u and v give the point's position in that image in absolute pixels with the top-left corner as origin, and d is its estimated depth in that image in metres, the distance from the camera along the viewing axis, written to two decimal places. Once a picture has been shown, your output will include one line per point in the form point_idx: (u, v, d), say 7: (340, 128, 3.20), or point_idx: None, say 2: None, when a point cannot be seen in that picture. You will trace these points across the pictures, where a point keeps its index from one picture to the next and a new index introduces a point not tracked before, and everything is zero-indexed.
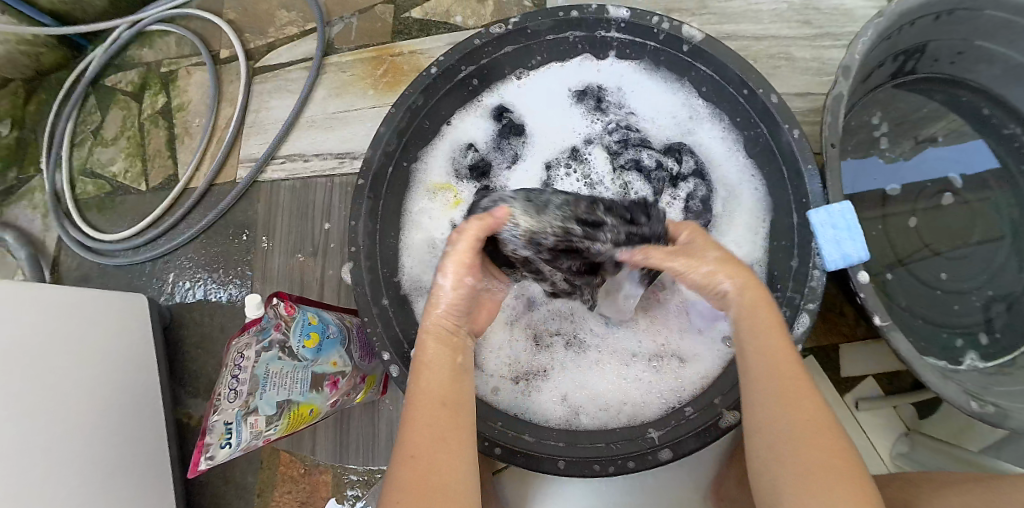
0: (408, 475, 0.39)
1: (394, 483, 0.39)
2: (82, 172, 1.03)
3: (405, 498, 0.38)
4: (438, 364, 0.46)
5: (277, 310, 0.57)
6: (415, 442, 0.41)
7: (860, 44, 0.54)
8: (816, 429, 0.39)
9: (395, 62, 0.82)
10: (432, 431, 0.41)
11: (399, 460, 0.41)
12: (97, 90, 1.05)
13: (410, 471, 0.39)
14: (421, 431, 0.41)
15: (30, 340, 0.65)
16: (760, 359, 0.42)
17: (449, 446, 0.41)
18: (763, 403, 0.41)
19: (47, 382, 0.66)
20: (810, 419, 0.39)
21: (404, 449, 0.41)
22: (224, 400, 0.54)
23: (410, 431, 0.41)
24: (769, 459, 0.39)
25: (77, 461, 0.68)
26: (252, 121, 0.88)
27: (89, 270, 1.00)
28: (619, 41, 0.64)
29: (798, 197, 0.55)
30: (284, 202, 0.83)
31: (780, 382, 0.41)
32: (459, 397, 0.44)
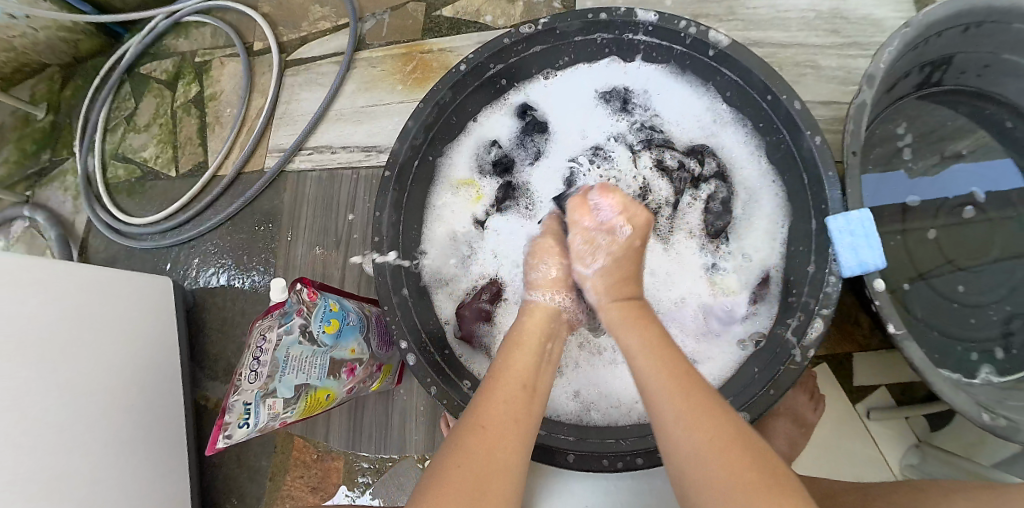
0: (475, 441, 0.40)
1: (454, 449, 0.40)
2: (114, 157, 1.07)
3: (466, 463, 0.39)
4: (526, 351, 0.49)
5: (300, 295, 0.58)
6: (487, 413, 0.42)
7: (886, 53, 0.54)
8: (730, 442, 0.37)
9: (424, 59, 0.83)
10: (507, 406, 0.43)
11: (466, 427, 0.41)
12: (132, 77, 1.09)
13: (478, 439, 0.40)
14: (492, 406, 0.43)
15: (62, 317, 0.68)
16: (655, 377, 0.43)
17: (517, 425, 0.42)
18: (667, 408, 0.41)
19: (77, 359, 0.69)
20: (720, 432, 0.38)
21: (473, 418, 0.42)
22: (245, 380, 0.55)
23: (484, 405, 0.43)
24: (685, 461, 0.38)
25: (103, 438, 0.71)
26: (282, 112, 0.90)
27: (117, 252, 1.03)
28: (646, 44, 0.64)
29: (818, 203, 0.55)
30: (310, 193, 0.85)
31: (675, 396, 0.41)
32: (536, 385, 0.47)
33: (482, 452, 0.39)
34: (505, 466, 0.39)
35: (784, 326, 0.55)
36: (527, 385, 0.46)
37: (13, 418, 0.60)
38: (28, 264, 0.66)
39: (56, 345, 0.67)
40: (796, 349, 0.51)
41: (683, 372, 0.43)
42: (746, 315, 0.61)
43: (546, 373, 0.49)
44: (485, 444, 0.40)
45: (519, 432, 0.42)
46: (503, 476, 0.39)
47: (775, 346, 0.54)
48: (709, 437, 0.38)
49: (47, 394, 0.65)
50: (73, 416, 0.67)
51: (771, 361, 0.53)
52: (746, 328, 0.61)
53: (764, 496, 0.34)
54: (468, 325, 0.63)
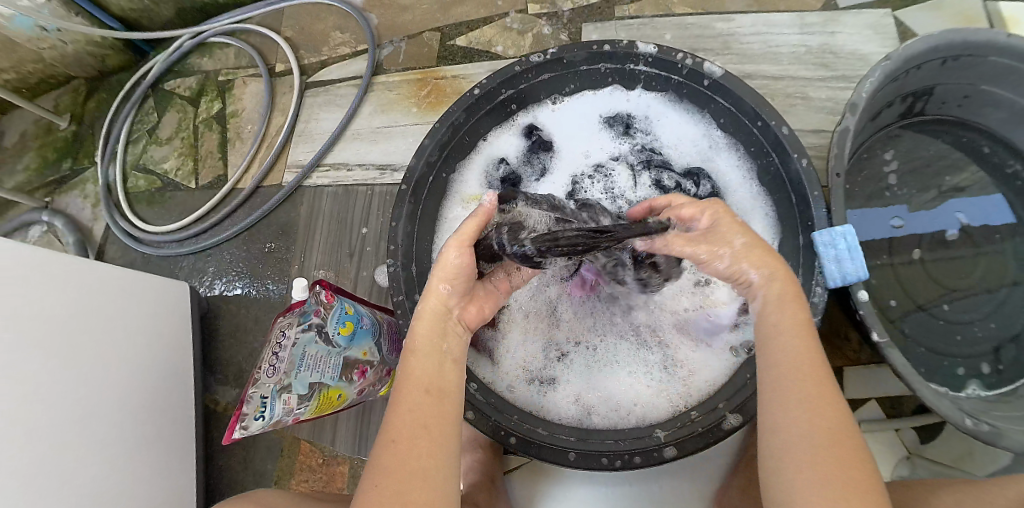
0: (389, 458, 0.41)
1: (372, 470, 0.42)
2: (135, 168, 1.11)
3: (381, 482, 0.40)
4: (424, 352, 0.48)
5: (319, 296, 0.62)
6: (396, 428, 0.43)
7: (868, 84, 0.59)
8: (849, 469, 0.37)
9: (438, 84, 0.89)
10: (413, 417, 0.43)
11: (381, 443, 0.43)
12: (156, 92, 1.14)
13: (391, 455, 0.41)
14: (398, 418, 0.43)
15: (77, 315, 0.71)
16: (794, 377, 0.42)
17: (429, 432, 0.43)
18: (779, 409, 0.42)
19: (87, 355, 0.72)
20: (848, 456, 0.38)
21: (386, 434, 0.43)
22: (263, 374, 0.59)
23: (395, 416, 0.44)
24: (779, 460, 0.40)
25: (108, 433, 0.73)
26: (301, 130, 0.95)
27: (133, 259, 1.07)
28: (646, 74, 0.69)
29: (805, 221, 0.59)
30: (326, 206, 0.89)
31: (814, 403, 0.40)
32: (441, 385, 0.46)
33: (399, 466, 0.40)
34: (423, 475, 0.40)
35: None
36: (434, 387, 0.46)
37: (30, 408, 0.63)
38: (48, 259, 0.69)
39: (70, 338, 0.70)
40: None
41: (824, 379, 0.41)
42: (737, 322, 0.63)
43: (454, 368, 0.49)
44: (399, 457, 0.41)
45: (432, 438, 0.42)
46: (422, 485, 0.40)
47: None
48: (834, 459, 0.38)
49: (63, 387, 0.68)
50: (80, 409, 0.70)
51: (761, 368, 0.56)
52: (737, 335, 0.63)
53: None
54: (473, 329, 0.66)
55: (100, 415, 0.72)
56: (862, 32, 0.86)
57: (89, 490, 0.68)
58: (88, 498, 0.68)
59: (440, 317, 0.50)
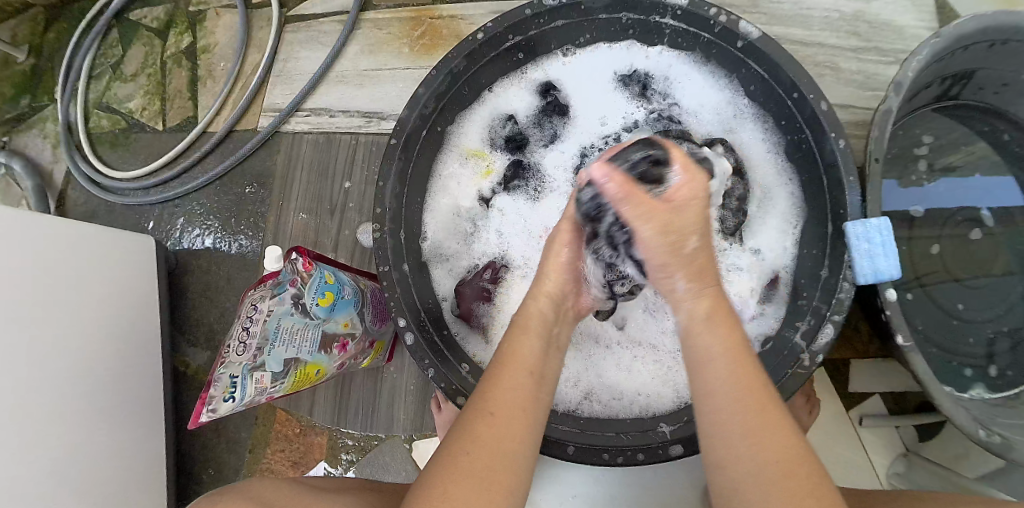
0: (481, 428, 0.37)
1: (458, 437, 0.37)
2: (98, 106, 1.01)
3: (474, 451, 0.36)
4: (534, 335, 0.42)
5: (295, 265, 0.56)
6: (495, 397, 0.38)
7: (914, 62, 0.53)
8: (776, 430, 0.35)
9: (433, 25, 0.79)
10: (513, 392, 0.39)
11: (471, 415, 0.38)
12: (121, 23, 1.02)
13: (483, 429, 0.37)
14: (501, 389, 0.39)
15: (42, 277, 0.64)
16: (708, 358, 0.38)
17: (520, 417, 0.38)
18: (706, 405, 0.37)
19: (55, 318, 0.66)
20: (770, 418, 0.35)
21: (481, 402, 0.38)
22: (233, 352, 0.53)
23: (494, 391, 0.39)
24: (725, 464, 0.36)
25: (78, 403, 0.68)
26: (279, 70, 0.86)
27: (97, 207, 0.98)
28: (672, 28, 0.61)
29: (836, 207, 0.54)
30: (305, 155, 0.81)
31: (731, 383, 0.36)
32: (545, 374, 0.41)
33: (492, 448, 0.36)
34: (509, 462, 0.36)
35: (792, 330, 0.55)
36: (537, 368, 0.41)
37: None
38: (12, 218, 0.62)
39: (32, 305, 0.63)
40: (805, 353, 0.51)
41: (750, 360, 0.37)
42: (755, 313, 0.60)
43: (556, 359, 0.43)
44: (493, 437, 0.36)
45: (527, 423, 0.38)
46: (509, 473, 0.36)
47: (782, 349, 0.54)
48: (757, 428, 0.35)
49: (33, 354, 0.63)
50: (46, 383, 0.64)
51: (778, 365, 0.53)
52: (752, 328, 0.59)
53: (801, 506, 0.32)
54: (467, 303, 0.61)
55: (65, 385, 0.67)
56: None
57: (60, 462, 0.64)
58: (51, 479, 0.63)
59: (547, 331, 0.43)
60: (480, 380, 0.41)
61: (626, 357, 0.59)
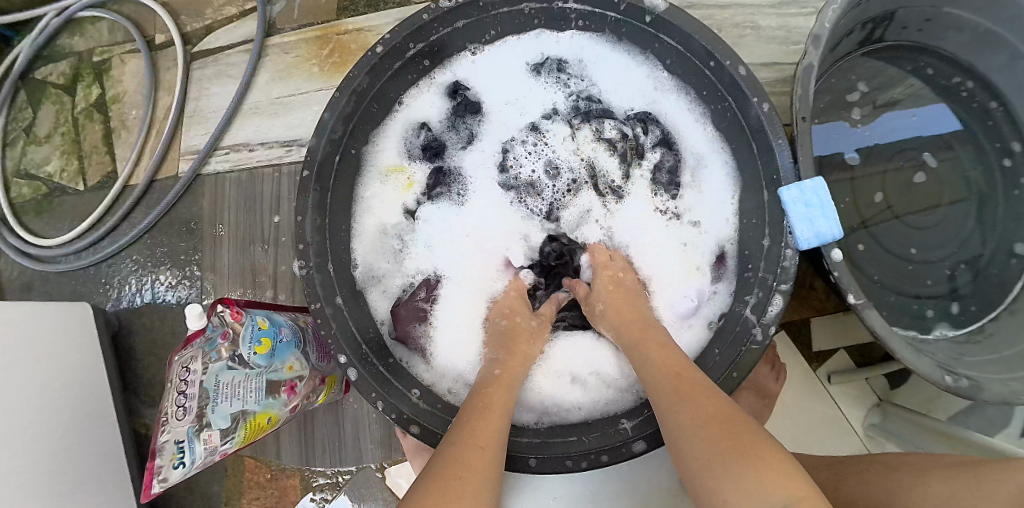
0: (448, 463, 0.39)
1: (429, 471, 0.40)
2: (17, 174, 0.96)
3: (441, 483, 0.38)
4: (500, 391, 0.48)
5: (222, 317, 0.53)
6: (467, 437, 0.42)
7: (830, 11, 0.52)
8: (719, 416, 0.39)
9: (341, 41, 0.77)
10: (486, 434, 0.43)
11: (456, 445, 0.41)
12: (28, 84, 0.97)
13: (431, 482, 0.38)
14: (470, 431, 0.43)
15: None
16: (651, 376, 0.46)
17: (484, 452, 0.41)
18: (661, 405, 0.43)
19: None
20: (710, 407, 0.40)
21: (453, 442, 0.42)
22: (172, 418, 0.51)
23: (445, 448, 0.42)
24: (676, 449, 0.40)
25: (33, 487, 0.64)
26: (192, 110, 0.82)
27: (32, 278, 0.93)
28: (577, 12, 0.60)
29: (769, 174, 0.53)
30: (232, 196, 0.77)
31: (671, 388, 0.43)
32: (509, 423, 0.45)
33: (436, 495, 0.37)
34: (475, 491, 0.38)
35: (742, 303, 0.54)
36: (502, 418, 0.45)
37: None
38: None
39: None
40: (757, 327, 0.50)
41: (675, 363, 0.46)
42: (705, 294, 0.59)
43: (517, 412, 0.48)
44: (439, 487, 0.38)
45: (473, 472, 0.40)
46: (465, 495, 0.37)
47: (735, 324, 0.53)
48: (703, 414, 0.40)
49: None
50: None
51: (733, 340, 0.52)
52: (709, 309, 0.58)
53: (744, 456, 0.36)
54: (404, 325, 0.58)
55: (15, 472, 0.62)
56: None
57: None
58: None
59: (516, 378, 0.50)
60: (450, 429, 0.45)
61: (581, 365, 0.57)
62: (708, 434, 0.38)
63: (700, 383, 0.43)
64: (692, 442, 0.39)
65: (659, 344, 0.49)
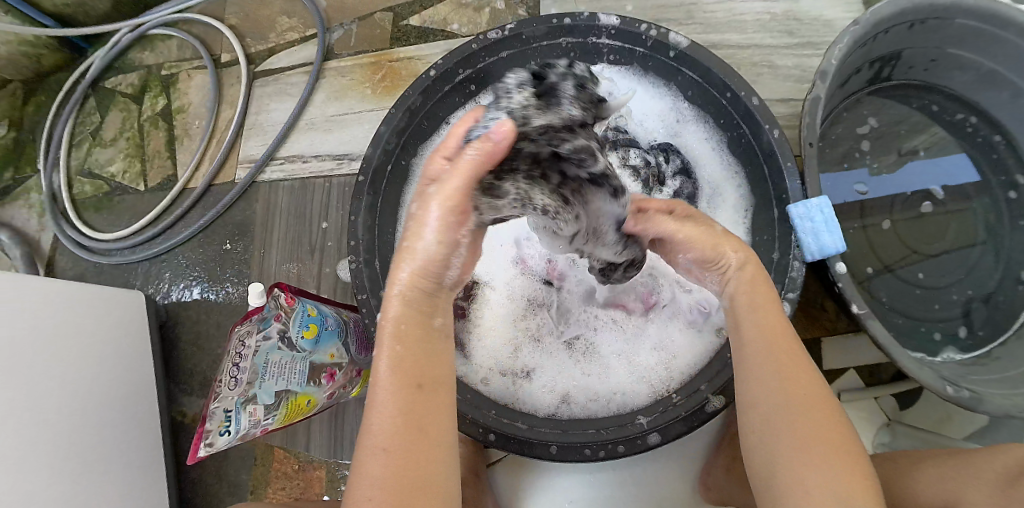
0: (380, 468, 0.36)
1: (363, 479, 0.36)
2: (80, 173, 1.04)
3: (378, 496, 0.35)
4: (412, 335, 0.41)
5: (278, 300, 0.59)
6: (381, 431, 0.37)
7: (836, 50, 0.58)
8: (819, 409, 0.41)
9: (392, 67, 0.84)
10: (397, 417, 0.37)
11: (370, 446, 0.37)
12: (97, 91, 1.07)
13: (387, 461, 0.36)
14: (380, 419, 0.37)
15: (25, 332, 0.65)
16: (755, 343, 0.45)
17: (416, 434, 0.37)
18: (769, 372, 0.43)
19: (41, 369, 0.66)
20: (810, 399, 0.42)
21: (371, 440, 0.37)
22: (225, 387, 0.56)
23: (382, 413, 0.37)
24: (766, 426, 0.42)
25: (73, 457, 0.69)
26: (251, 123, 0.90)
27: (86, 269, 1.01)
28: (610, 47, 0.66)
29: (779, 193, 0.58)
30: (283, 201, 0.84)
31: (778, 365, 0.43)
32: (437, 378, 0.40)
33: (396, 479, 0.35)
34: (426, 491, 0.35)
35: None
36: (413, 378, 0.39)
37: None
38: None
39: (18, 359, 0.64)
40: None
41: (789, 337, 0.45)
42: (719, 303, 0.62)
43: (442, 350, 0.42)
44: (395, 469, 0.36)
45: (433, 444, 0.37)
46: (426, 497, 0.35)
47: None
48: (804, 403, 0.41)
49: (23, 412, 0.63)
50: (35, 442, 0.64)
51: None
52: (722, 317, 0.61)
53: (836, 459, 0.38)
54: None
55: (59, 439, 0.67)
56: None
57: None
58: None
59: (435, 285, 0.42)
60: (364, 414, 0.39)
61: (599, 367, 0.61)
62: (807, 425, 0.40)
63: (805, 367, 0.44)
64: (789, 427, 0.40)
65: (779, 309, 0.47)
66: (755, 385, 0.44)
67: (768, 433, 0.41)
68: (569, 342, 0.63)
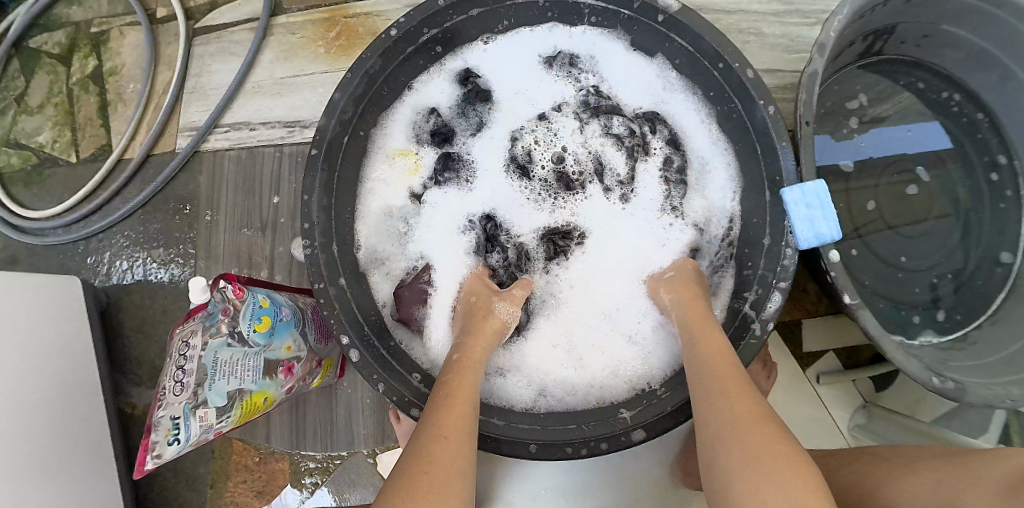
0: (438, 449, 0.41)
1: (413, 456, 0.41)
2: (5, 144, 0.94)
3: (430, 468, 0.39)
4: (469, 369, 0.49)
5: (224, 294, 0.52)
6: (444, 423, 0.43)
7: (837, 21, 0.53)
8: (768, 425, 0.40)
9: (348, 24, 0.76)
10: (460, 419, 0.43)
11: (427, 435, 0.42)
12: (21, 52, 0.95)
13: (439, 450, 0.41)
14: (447, 416, 0.43)
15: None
16: (705, 367, 0.46)
17: (463, 434, 0.43)
18: (714, 396, 0.43)
19: None
20: (751, 413, 0.41)
21: (433, 427, 0.42)
22: (169, 392, 0.50)
23: (439, 415, 0.43)
24: (716, 443, 0.41)
25: (23, 460, 0.64)
26: (192, 86, 0.81)
27: (16, 251, 0.91)
28: (591, 6, 0.61)
29: (771, 174, 0.54)
30: (229, 173, 0.77)
31: (720, 380, 0.44)
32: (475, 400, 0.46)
33: (445, 463, 0.40)
34: (463, 478, 0.40)
35: (741, 300, 0.55)
36: (470, 398, 0.46)
37: None
38: None
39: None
40: (756, 322, 0.51)
41: (728, 361, 0.45)
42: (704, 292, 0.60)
43: None
44: (449, 455, 0.41)
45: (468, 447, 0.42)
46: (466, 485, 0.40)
47: (733, 317, 0.55)
48: (750, 419, 0.41)
49: None
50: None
51: (733, 334, 0.53)
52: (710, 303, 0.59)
53: (790, 469, 0.37)
54: (406, 307, 0.59)
55: (6, 444, 0.62)
56: None
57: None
58: None
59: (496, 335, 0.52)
60: (428, 406, 0.45)
61: (578, 353, 0.58)
62: (756, 445, 0.38)
63: (745, 382, 0.44)
64: (735, 451, 0.39)
65: (710, 331, 0.48)
66: (707, 404, 0.43)
67: (715, 455, 0.40)
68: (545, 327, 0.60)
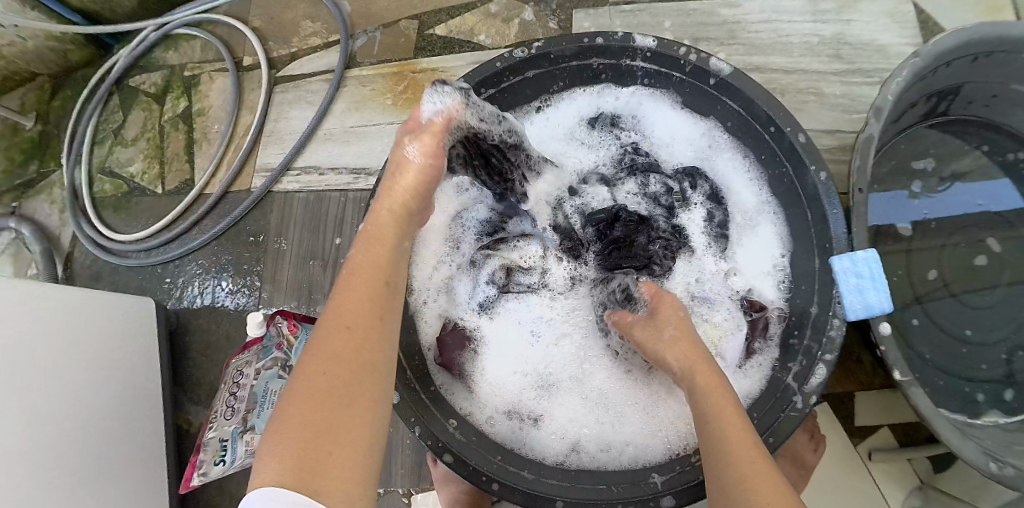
0: (317, 368, 0.35)
1: (296, 379, 0.35)
2: (101, 171, 1.04)
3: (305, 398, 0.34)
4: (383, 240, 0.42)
5: (278, 330, 0.60)
6: (334, 324, 0.37)
7: (893, 84, 0.52)
8: None
9: (415, 79, 0.81)
10: (359, 307, 0.38)
11: (313, 346, 0.36)
12: (121, 90, 1.06)
13: (316, 367, 0.35)
14: (340, 309, 0.38)
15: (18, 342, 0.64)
16: (710, 426, 0.39)
17: (352, 342, 0.36)
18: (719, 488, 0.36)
19: (45, 377, 0.66)
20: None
21: (317, 336, 0.37)
22: (222, 415, 0.59)
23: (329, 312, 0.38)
24: None
25: (82, 462, 0.69)
26: (270, 130, 0.89)
27: (102, 269, 1.00)
28: (644, 70, 0.62)
29: (822, 241, 0.53)
30: (298, 213, 0.82)
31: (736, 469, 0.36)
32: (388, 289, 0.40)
33: (318, 388, 0.34)
34: (355, 408, 0.34)
35: (785, 370, 0.53)
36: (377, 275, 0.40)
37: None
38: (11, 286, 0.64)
39: (30, 365, 0.64)
40: (798, 395, 0.49)
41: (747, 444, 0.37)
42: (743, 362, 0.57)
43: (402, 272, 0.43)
44: (325, 371, 0.35)
45: (364, 363, 0.36)
46: (344, 424, 0.34)
47: (776, 390, 0.53)
48: None
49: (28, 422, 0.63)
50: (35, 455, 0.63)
51: (772, 406, 0.51)
52: (754, 366, 0.56)
53: None
54: (448, 353, 0.59)
55: (72, 447, 0.68)
56: (878, 20, 0.78)
57: None
58: None
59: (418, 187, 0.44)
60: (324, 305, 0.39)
61: (611, 417, 0.57)
62: None
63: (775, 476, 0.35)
64: None
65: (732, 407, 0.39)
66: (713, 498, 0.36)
67: None
68: (584, 388, 0.58)
